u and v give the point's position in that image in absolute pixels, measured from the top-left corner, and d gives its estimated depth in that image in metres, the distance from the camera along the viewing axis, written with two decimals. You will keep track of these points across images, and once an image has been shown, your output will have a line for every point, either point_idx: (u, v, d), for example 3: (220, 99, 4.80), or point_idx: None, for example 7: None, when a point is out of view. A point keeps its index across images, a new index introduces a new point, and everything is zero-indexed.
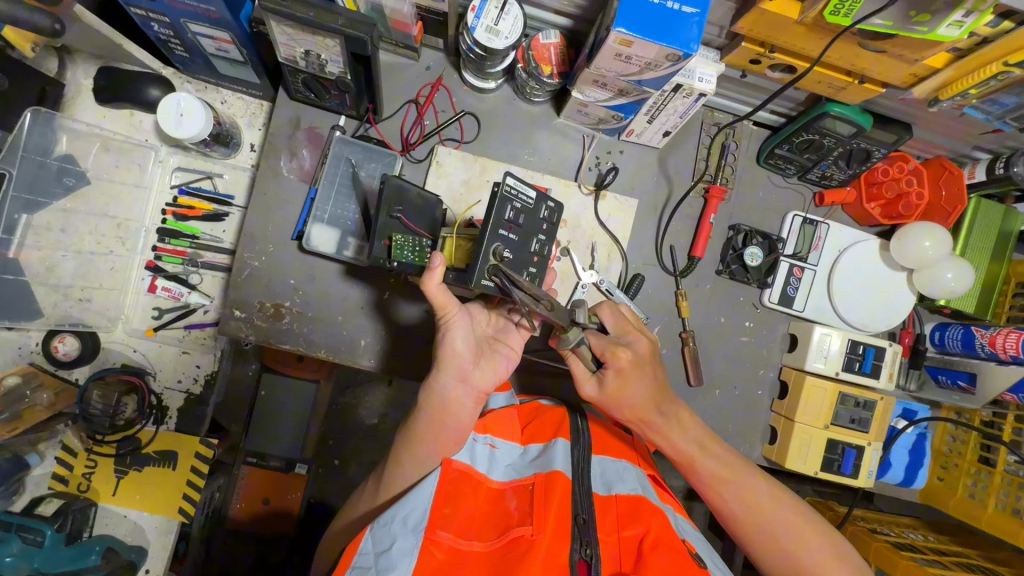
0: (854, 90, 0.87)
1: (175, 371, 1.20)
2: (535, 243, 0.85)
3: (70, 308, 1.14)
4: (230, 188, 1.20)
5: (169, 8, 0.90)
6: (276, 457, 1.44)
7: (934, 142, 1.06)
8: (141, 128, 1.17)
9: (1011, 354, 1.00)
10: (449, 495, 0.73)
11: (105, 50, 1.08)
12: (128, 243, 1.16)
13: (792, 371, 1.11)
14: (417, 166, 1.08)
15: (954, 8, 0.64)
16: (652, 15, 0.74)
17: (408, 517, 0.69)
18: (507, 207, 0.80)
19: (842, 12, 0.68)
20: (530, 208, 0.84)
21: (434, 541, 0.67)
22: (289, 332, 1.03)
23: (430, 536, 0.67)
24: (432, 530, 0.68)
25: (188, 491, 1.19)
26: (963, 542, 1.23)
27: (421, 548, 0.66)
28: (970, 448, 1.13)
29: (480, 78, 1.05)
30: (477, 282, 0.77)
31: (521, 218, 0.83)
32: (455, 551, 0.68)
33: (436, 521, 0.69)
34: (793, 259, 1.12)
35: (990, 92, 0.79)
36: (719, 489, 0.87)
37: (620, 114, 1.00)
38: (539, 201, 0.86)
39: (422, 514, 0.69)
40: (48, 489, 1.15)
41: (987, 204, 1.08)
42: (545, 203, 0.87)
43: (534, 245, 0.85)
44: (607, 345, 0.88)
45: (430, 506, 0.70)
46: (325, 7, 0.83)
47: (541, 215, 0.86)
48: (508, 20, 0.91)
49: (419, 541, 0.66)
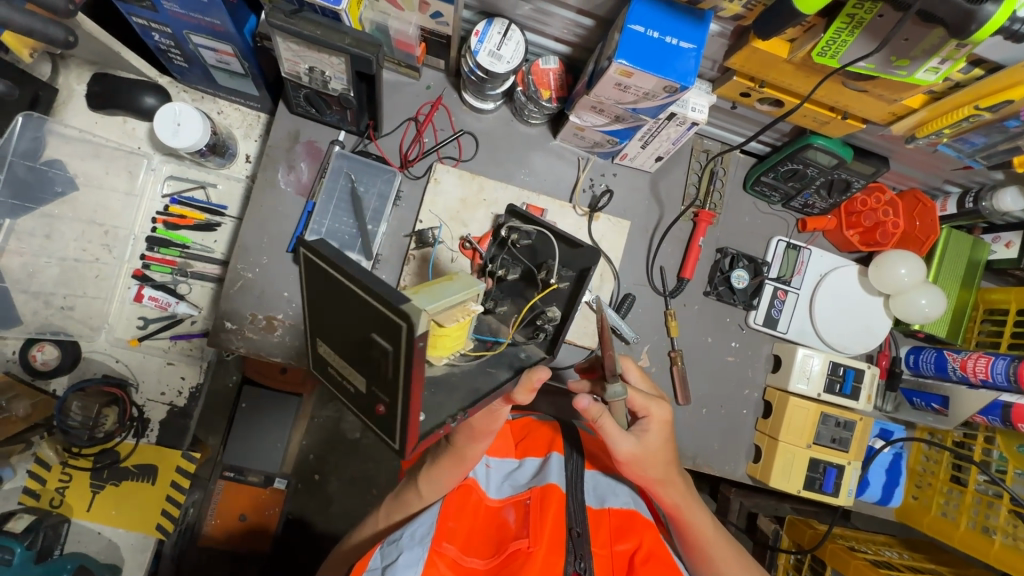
0: (837, 125, 0.92)
1: (159, 383, 1.17)
2: (514, 267, 0.80)
3: (52, 316, 1.11)
4: (223, 198, 1.19)
5: (173, 19, 0.90)
6: (255, 472, 1.41)
7: (908, 175, 1.12)
8: (134, 136, 1.15)
9: (981, 378, 1.05)
10: (451, 513, 0.73)
11: (101, 57, 1.07)
12: (115, 251, 1.14)
13: (775, 392, 1.14)
14: (415, 182, 1.09)
15: (931, 56, 0.68)
16: (651, 47, 0.78)
17: (415, 530, 0.68)
18: (569, 271, 0.76)
19: (829, 54, 0.72)
20: (541, 241, 0.77)
21: (439, 552, 0.66)
22: (280, 345, 1.02)
23: (436, 547, 0.66)
24: (438, 541, 0.67)
25: (167, 506, 1.16)
26: (937, 560, 1.27)
27: (429, 559, 0.64)
28: (943, 468, 1.16)
29: (479, 99, 1.08)
30: (551, 357, 0.77)
31: (541, 262, 0.78)
32: (458, 564, 0.67)
33: (441, 534, 0.69)
34: (777, 283, 1.17)
35: (962, 133, 0.84)
36: (703, 542, 0.87)
37: (615, 139, 1.03)
38: (527, 226, 0.78)
39: (428, 527, 0.69)
40: (17, 504, 1.10)
41: (958, 234, 1.14)
42: (525, 222, 0.78)
43: (520, 269, 0.79)
44: (644, 400, 0.84)
45: (434, 521, 0.70)
46: (331, 26, 0.84)
47: (521, 241, 0.79)
48: (510, 46, 0.93)
49: (426, 552, 0.64)
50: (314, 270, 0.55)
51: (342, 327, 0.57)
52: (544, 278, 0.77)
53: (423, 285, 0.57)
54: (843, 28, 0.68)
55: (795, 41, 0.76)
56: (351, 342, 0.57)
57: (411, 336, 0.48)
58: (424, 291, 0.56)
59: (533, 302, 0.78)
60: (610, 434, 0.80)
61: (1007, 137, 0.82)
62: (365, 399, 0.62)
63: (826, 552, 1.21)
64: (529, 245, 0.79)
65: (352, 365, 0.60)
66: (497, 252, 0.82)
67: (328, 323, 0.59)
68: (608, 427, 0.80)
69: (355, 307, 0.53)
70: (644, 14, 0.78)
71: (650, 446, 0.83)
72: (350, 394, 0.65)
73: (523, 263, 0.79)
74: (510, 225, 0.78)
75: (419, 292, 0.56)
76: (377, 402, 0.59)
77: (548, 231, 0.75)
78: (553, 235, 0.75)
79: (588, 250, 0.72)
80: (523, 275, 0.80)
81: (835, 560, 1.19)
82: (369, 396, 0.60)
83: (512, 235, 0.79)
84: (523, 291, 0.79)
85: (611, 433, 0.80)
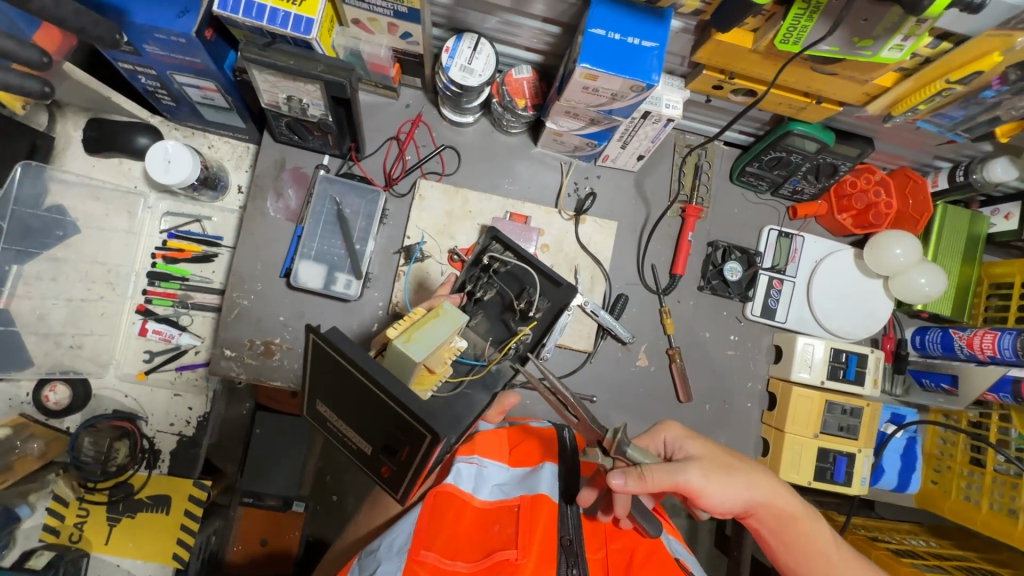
0: (813, 110, 0.91)
1: (167, 415, 1.19)
2: (493, 288, 0.80)
3: (62, 356, 1.14)
4: (218, 229, 1.22)
5: (156, 61, 0.94)
6: (273, 496, 1.41)
7: (896, 154, 1.10)
8: (131, 176, 1.19)
9: (989, 354, 1.02)
10: (431, 520, 0.71)
11: (94, 103, 1.12)
12: (118, 288, 1.18)
13: (779, 382, 1.12)
14: (401, 200, 1.10)
15: (893, 34, 0.67)
16: (614, 49, 0.78)
17: (394, 541, 0.69)
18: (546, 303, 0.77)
19: (791, 41, 0.72)
20: (523, 271, 0.77)
21: (417, 561, 0.65)
22: (279, 369, 1.04)
23: (414, 556, 0.65)
24: (417, 550, 0.66)
25: (182, 535, 1.17)
26: (965, 546, 1.23)
27: (404, 568, 0.63)
28: (961, 450, 1.13)
29: (458, 113, 1.09)
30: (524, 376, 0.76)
31: (520, 291, 0.78)
32: (439, 569, 0.65)
33: (420, 542, 0.67)
34: (771, 272, 1.16)
35: (938, 108, 0.82)
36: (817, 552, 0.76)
37: (594, 141, 1.04)
38: (510, 255, 0.78)
39: (407, 537, 0.68)
40: (38, 542, 1.13)
41: (954, 209, 1.12)
42: (507, 250, 0.77)
43: (498, 293, 0.79)
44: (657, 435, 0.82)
45: (415, 530, 0.69)
46: (304, 55, 0.86)
47: (504, 268, 0.79)
48: (481, 59, 0.95)
49: (403, 562, 0.65)
50: (333, 359, 0.58)
51: (360, 408, 0.60)
52: (523, 307, 0.77)
53: (414, 328, 0.59)
54: (802, 14, 0.68)
55: (758, 31, 0.76)
56: (362, 416, 0.61)
57: (433, 446, 0.54)
58: (415, 337, 0.58)
59: (509, 327, 0.78)
60: (670, 478, 0.70)
61: (985, 108, 0.80)
62: (366, 458, 0.65)
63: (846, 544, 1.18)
64: (509, 272, 0.79)
65: (361, 433, 0.63)
66: (476, 275, 0.81)
67: (337, 397, 0.62)
68: (661, 471, 0.70)
69: (380, 404, 0.57)
70: (604, 17, 0.78)
71: (715, 465, 0.75)
72: (347, 449, 0.67)
73: (502, 288, 0.79)
74: (493, 252, 0.78)
75: (410, 338, 0.58)
76: (384, 465, 0.63)
77: (532, 264, 0.76)
78: (536, 268, 0.76)
79: (569, 290, 0.74)
80: (501, 300, 0.79)
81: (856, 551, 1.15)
82: (374, 459, 0.64)
83: (495, 262, 0.78)
84: (497, 314, 0.79)
85: (667, 472, 0.70)
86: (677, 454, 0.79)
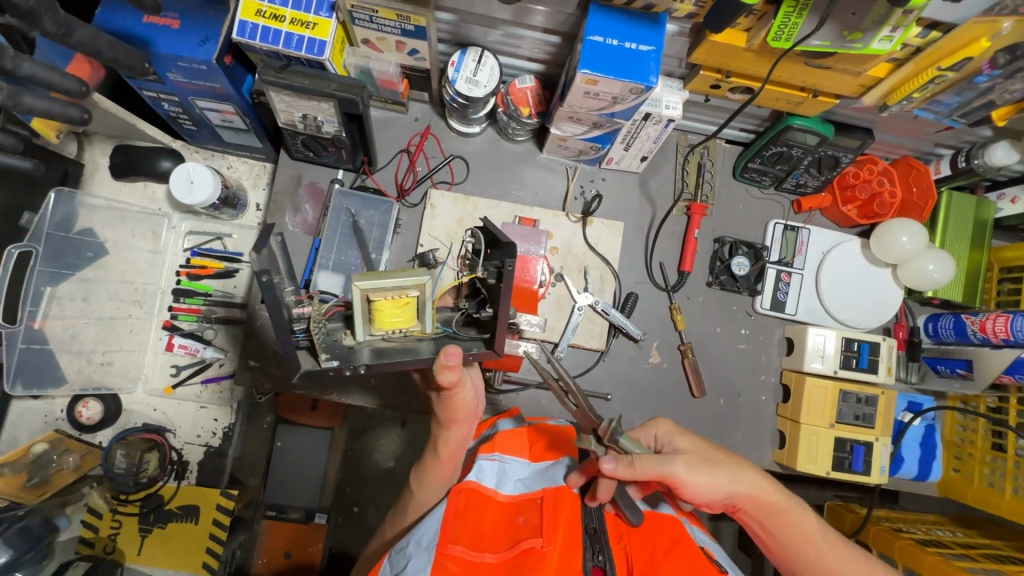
0: (810, 104, 0.93)
1: (194, 427, 1.24)
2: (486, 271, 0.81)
3: (94, 373, 1.19)
4: (239, 246, 1.26)
5: (179, 88, 0.99)
6: (295, 508, 1.44)
7: (897, 143, 1.11)
8: (155, 199, 1.25)
9: (1002, 338, 1.03)
10: (457, 514, 0.72)
11: (120, 130, 1.18)
12: (146, 306, 1.23)
13: (792, 374, 1.13)
14: (413, 211, 1.14)
15: (882, 25, 0.70)
16: (613, 54, 0.82)
17: (422, 538, 0.69)
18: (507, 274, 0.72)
19: (784, 37, 0.75)
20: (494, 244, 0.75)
21: (446, 555, 0.65)
22: (302, 378, 1.07)
23: (443, 550, 0.66)
24: (445, 544, 0.66)
25: (211, 545, 1.17)
26: (992, 535, 1.21)
27: (433, 563, 0.64)
28: (982, 436, 1.12)
29: (464, 124, 1.13)
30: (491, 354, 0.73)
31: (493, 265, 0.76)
32: (468, 562, 0.65)
33: (447, 537, 0.68)
34: (779, 265, 1.17)
35: (932, 95, 0.84)
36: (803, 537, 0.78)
37: (598, 145, 1.07)
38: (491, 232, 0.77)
39: (435, 533, 0.69)
40: (75, 554, 1.15)
41: (959, 196, 1.13)
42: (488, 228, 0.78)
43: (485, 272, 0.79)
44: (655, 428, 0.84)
45: (441, 525, 0.70)
46: (318, 75, 0.91)
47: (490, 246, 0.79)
48: (485, 71, 1.00)
49: (432, 556, 0.65)
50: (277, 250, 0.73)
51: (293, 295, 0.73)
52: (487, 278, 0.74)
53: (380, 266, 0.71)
54: (792, 11, 0.71)
55: (751, 30, 0.79)
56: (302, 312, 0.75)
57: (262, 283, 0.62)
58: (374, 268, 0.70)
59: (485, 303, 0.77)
60: (655, 467, 0.73)
61: (979, 93, 0.82)
62: None
63: (869, 535, 1.17)
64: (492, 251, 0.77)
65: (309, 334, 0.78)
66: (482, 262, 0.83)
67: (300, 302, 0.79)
68: (651, 462, 0.72)
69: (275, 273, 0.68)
70: (602, 24, 0.82)
71: (700, 461, 0.77)
72: None
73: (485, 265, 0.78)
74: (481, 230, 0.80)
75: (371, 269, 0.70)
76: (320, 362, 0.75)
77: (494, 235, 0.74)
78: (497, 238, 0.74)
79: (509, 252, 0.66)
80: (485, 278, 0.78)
81: (880, 543, 1.14)
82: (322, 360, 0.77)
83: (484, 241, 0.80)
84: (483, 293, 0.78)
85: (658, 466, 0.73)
86: (666, 449, 0.81)
